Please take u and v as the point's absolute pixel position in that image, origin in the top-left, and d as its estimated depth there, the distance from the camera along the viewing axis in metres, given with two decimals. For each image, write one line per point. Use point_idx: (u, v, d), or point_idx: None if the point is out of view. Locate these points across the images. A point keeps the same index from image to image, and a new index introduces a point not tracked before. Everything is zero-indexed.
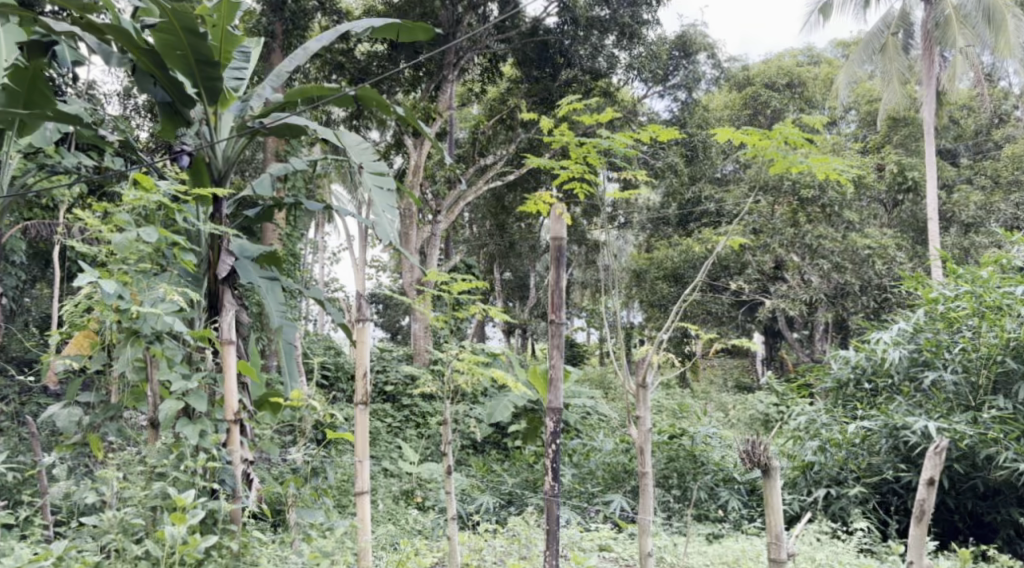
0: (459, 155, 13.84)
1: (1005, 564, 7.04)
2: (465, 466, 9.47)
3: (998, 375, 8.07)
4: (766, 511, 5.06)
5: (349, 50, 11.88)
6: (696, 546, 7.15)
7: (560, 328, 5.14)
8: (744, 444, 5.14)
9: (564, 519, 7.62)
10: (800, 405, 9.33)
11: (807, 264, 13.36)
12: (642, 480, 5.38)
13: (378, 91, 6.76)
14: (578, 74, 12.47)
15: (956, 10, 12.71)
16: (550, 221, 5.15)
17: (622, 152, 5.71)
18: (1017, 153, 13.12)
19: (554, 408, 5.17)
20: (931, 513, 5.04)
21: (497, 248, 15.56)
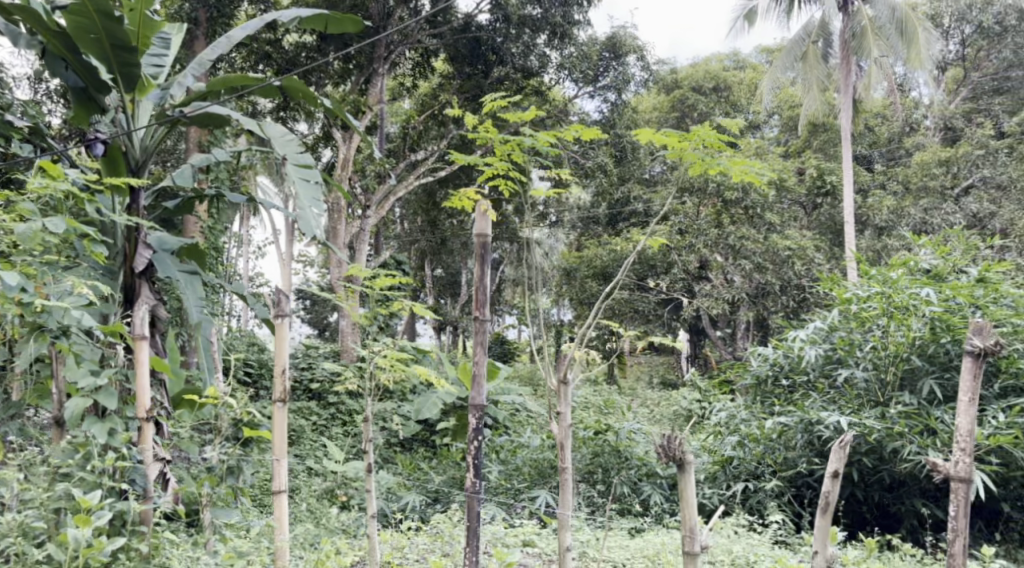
0: (389, 150, 13.86)
1: (908, 552, 7.39)
2: (391, 464, 9.53)
3: (905, 371, 8.39)
4: (681, 505, 5.25)
5: (275, 40, 11.77)
6: (617, 540, 7.35)
7: (485, 324, 5.19)
8: (660, 440, 5.33)
9: (489, 516, 7.73)
10: (721, 401, 9.62)
11: (730, 264, 13.71)
12: (562, 475, 5.48)
13: (303, 82, 6.77)
14: (510, 72, 12.57)
15: (871, 21, 13.21)
16: (475, 218, 5.16)
17: (545, 151, 5.69)
18: (927, 160, 13.67)
19: (478, 405, 5.22)
20: (835, 505, 5.52)
21: (428, 244, 15.67)
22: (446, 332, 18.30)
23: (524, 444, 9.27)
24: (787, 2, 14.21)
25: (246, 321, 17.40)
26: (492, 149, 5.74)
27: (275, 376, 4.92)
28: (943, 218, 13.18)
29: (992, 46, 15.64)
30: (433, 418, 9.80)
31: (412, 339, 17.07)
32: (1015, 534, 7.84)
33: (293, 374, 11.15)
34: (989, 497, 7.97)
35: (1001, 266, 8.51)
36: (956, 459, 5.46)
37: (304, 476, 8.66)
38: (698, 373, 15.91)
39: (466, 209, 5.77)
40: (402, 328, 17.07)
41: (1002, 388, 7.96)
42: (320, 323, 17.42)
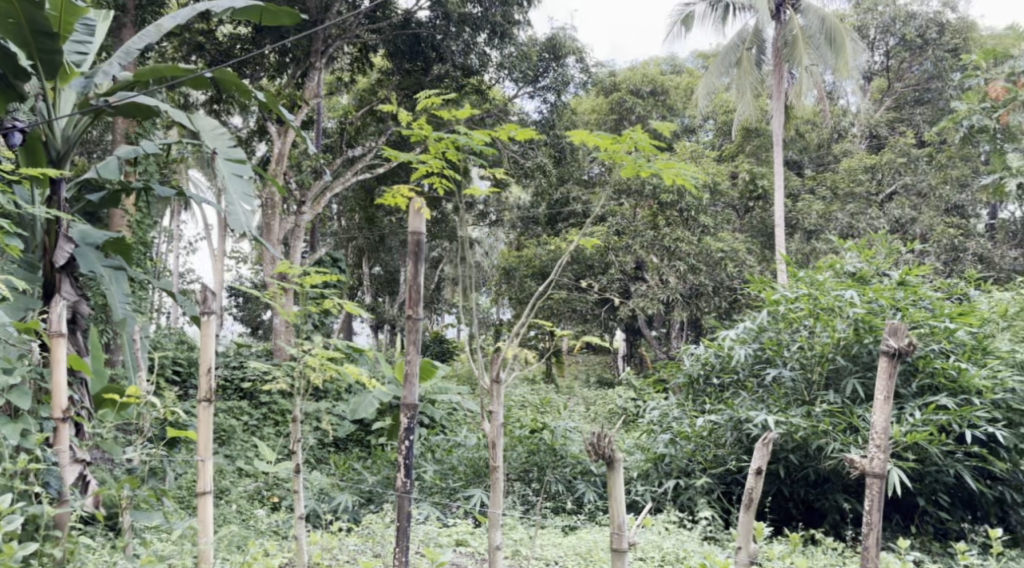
0: (326, 145, 13.80)
1: (830, 547, 7.64)
2: (323, 464, 9.50)
3: (829, 371, 8.63)
4: (609, 502, 5.37)
5: (208, 30, 11.74)
6: (550, 538, 7.42)
7: (418, 322, 5.22)
8: (590, 438, 5.44)
9: (422, 515, 7.74)
10: (654, 399, 9.78)
11: (665, 264, 13.81)
12: (493, 474, 5.55)
13: (236, 76, 6.75)
14: (450, 70, 12.57)
15: (802, 30, 13.58)
16: (409, 216, 5.21)
17: (479, 149, 5.62)
18: (855, 166, 13.95)
19: (410, 404, 5.27)
20: (758, 501, 5.78)
21: (366, 241, 15.64)
22: (383, 330, 18.25)
23: (459, 443, 9.28)
24: (722, 10, 14.51)
25: (177, 317, 17.12)
26: (427, 147, 5.65)
27: (201, 375, 4.94)
28: (868, 223, 13.59)
29: (914, 58, 16.12)
30: (369, 418, 9.82)
31: (347, 337, 16.95)
32: (930, 527, 8.16)
33: (224, 373, 11.03)
34: (906, 492, 8.26)
35: (920, 270, 8.78)
36: (871, 456, 5.68)
37: (233, 477, 8.60)
38: (634, 373, 16.14)
39: (401, 206, 5.70)
40: (337, 326, 16.95)
41: (919, 387, 8.21)
42: (253, 320, 17.18)
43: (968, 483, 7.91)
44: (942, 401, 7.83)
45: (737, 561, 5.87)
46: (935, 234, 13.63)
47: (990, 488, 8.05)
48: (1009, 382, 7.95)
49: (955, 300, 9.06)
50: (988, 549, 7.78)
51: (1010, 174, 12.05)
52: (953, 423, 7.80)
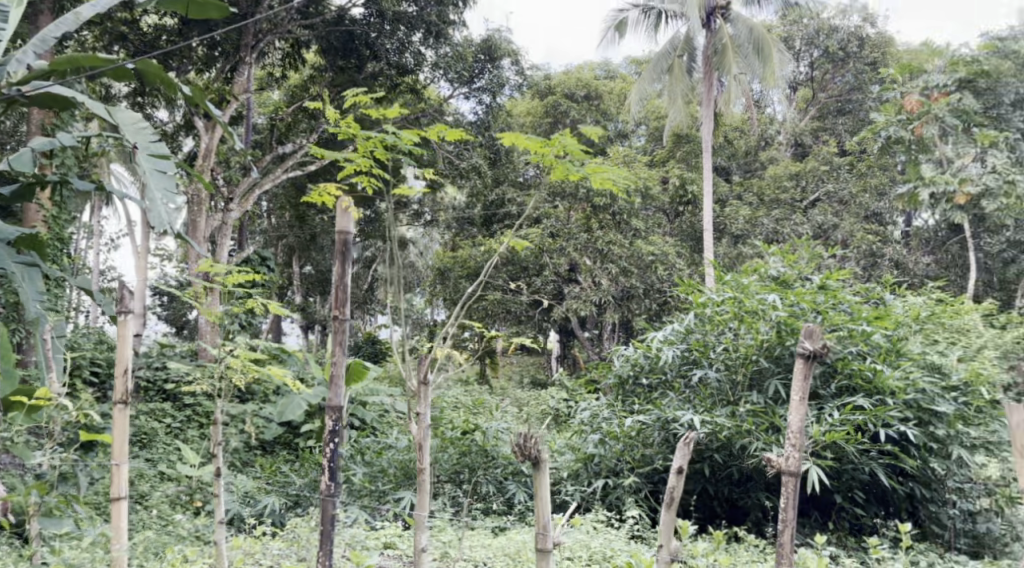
0: (256, 141, 13.67)
1: (753, 543, 7.99)
2: (249, 467, 9.45)
3: (753, 372, 8.86)
4: (535, 502, 5.50)
5: (132, 20, 11.52)
6: (480, 539, 7.50)
7: (345, 323, 5.29)
8: (518, 438, 5.57)
9: (351, 518, 7.78)
10: (585, 400, 9.91)
11: (597, 267, 14.01)
12: (420, 475, 5.63)
13: (160, 69, 6.73)
14: (385, 68, 12.37)
15: (731, 40, 13.92)
16: (337, 215, 5.27)
17: (409, 149, 5.64)
18: (780, 173, 14.50)
19: (336, 407, 5.33)
20: (679, 500, 5.99)
21: (297, 239, 15.49)
22: (314, 331, 18.14)
23: (389, 446, 9.28)
24: (655, 17, 14.70)
25: (97, 317, 16.80)
26: (356, 146, 5.61)
27: (117, 375, 4.99)
28: (792, 229, 14.06)
29: (837, 71, 16.60)
30: (297, 420, 9.82)
31: (277, 337, 16.81)
32: (845, 523, 8.47)
33: (147, 374, 10.88)
34: (824, 490, 8.56)
35: (839, 274, 9.10)
36: (786, 454, 5.92)
37: (154, 482, 8.54)
38: (567, 374, 16.31)
39: (326, 203, 5.77)
40: (267, 327, 16.79)
41: (839, 388, 8.51)
42: (178, 320, 16.90)
43: (881, 480, 8.25)
44: (858, 402, 8.15)
45: (659, 559, 6.06)
46: (855, 240, 14.11)
47: (902, 485, 8.37)
48: (920, 383, 8.25)
49: (872, 304, 9.40)
50: (898, 543, 8.14)
51: (925, 183, 12.58)
52: (868, 423, 8.10)
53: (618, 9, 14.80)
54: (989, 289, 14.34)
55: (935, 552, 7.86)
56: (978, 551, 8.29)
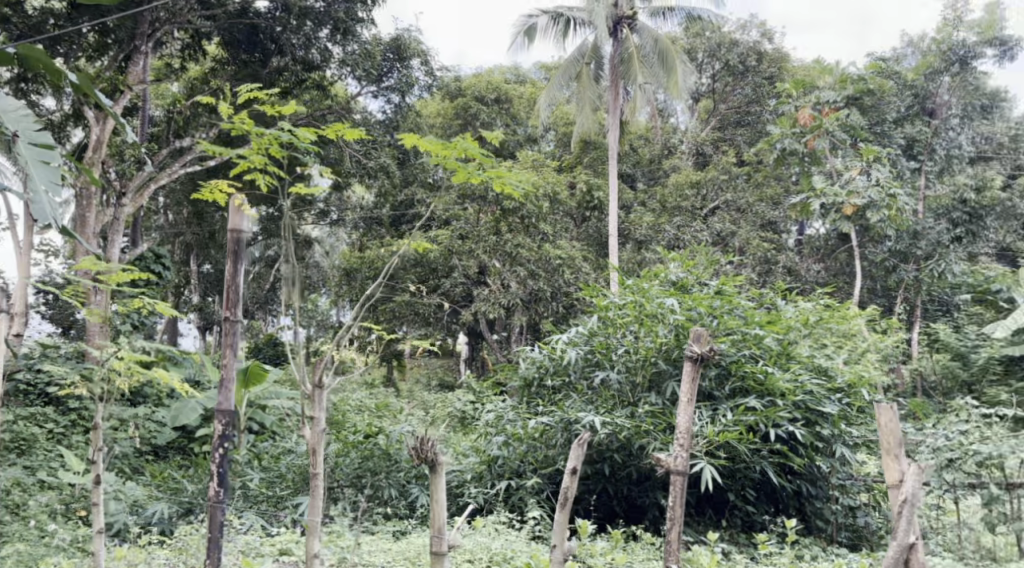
0: (154, 134, 13.31)
1: (649, 541, 8.19)
2: (138, 474, 9.25)
3: (652, 374, 9.06)
4: (431, 506, 5.57)
5: (17, 3, 11.02)
6: (380, 544, 7.41)
7: (237, 324, 5.30)
8: (414, 443, 5.64)
9: (246, 525, 7.69)
10: (490, 402, 10.01)
11: (506, 269, 14.09)
12: (314, 480, 5.57)
13: (44, 54, 6.16)
14: (290, 63, 12.18)
15: (637, 49, 14.37)
16: (231, 212, 5.26)
17: (305, 147, 5.59)
18: (681, 182, 14.96)
19: (226, 410, 5.31)
20: (573, 499, 6.14)
21: (195, 237, 15.22)
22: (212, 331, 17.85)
23: (287, 451, 9.24)
24: (564, 24, 14.86)
25: None
26: (249, 142, 5.55)
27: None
28: (692, 236, 14.47)
29: (737, 83, 17.12)
30: (193, 425, 9.74)
31: (174, 338, 16.50)
32: (738, 520, 8.77)
33: (30, 377, 10.54)
34: (718, 489, 8.84)
35: (734, 281, 9.39)
36: (676, 455, 6.18)
37: (33, 492, 8.30)
38: (474, 376, 16.44)
39: (218, 201, 5.79)
40: (163, 327, 16.41)
41: (732, 389, 8.79)
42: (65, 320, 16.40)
43: (771, 479, 8.57)
44: (750, 403, 8.46)
45: (552, 558, 6.20)
46: (751, 247, 14.54)
47: (790, 482, 8.73)
48: (808, 384, 8.61)
49: (764, 308, 9.78)
50: (785, 539, 8.46)
51: (816, 194, 13.06)
52: (760, 423, 8.42)
53: (527, 14, 14.84)
54: (875, 296, 14.98)
55: (819, 546, 8.20)
56: (858, 544, 8.69)
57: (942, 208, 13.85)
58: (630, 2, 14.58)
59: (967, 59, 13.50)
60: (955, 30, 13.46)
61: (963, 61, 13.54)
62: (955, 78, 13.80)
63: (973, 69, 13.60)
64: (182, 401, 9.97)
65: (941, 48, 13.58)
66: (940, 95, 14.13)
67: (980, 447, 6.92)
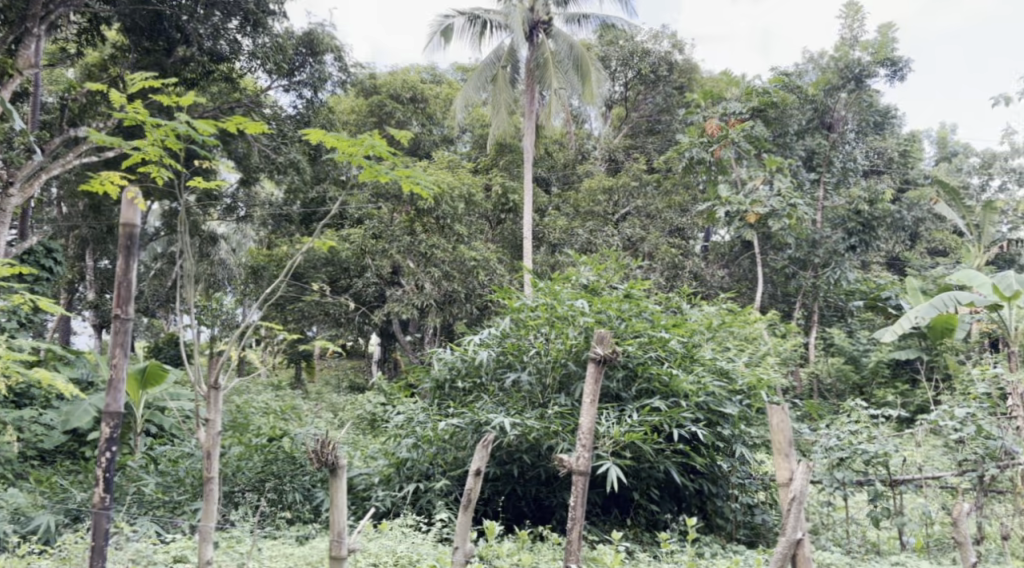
0: (48, 122, 12.81)
1: (556, 542, 8.23)
2: (22, 480, 8.93)
3: (562, 376, 9.19)
4: (330, 509, 5.57)
5: None
6: (280, 548, 7.19)
7: (127, 322, 5.34)
8: (314, 446, 5.67)
9: (138, 529, 7.49)
10: (401, 404, 9.98)
11: (420, 271, 13.94)
12: (207, 484, 5.54)
13: None
14: (195, 54, 11.89)
15: (552, 55, 14.52)
16: (123, 206, 5.30)
17: (203, 139, 5.53)
18: (594, 187, 15.17)
19: (114, 411, 5.41)
20: (476, 499, 6.23)
21: (91, 231, 14.47)
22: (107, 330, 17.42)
23: (185, 454, 8.80)
24: (480, 26, 14.94)
25: None
26: (144, 133, 5.47)
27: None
28: (604, 240, 14.72)
29: (648, 91, 17.50)
30: (84, 427, 9.50)
31: (67, 338, 16.06)
32: (642, 520, 8.90)
33: None
34: (622, 488, 9.00)
35: (642, 285, 9.60)
36: (577, 455, 6.34)
37: None
38: (384, 377, 16.42)
39: (109, 191, 5.89)
40: (55, 327, 15.95)
41: (638, 390, 9.02)
42: None
43: (674, 478, 8.77)
44: (655, 403, 8.64)
45: (453, 561, 6.26)
46: (659, 253, 14.81)
47: (692, 482, 8.94)
48: (710, 386, 8.82)
49: (670, 312, 10.04)
50: (686, 537, 8.66)
51: (722, 202, 13.39)
52: (664, 423, 8.60)
53: (443, 14, 14.83)
54: (775, 302, 15.42)
55: (718, 544, 8.44)
56: (755, 540, 8.93)
57: (838, 218, 14.32)
58: (546, 7, 14.80)
59: (862, 78, 14.17)
60: (851, 49, 14.25)
61: (858, 79, 14.20)
62: (852, 95, 14.46)
63: (867, 87, 14.28)
64: (72, 403, 9.71)
65: (839, 65, 14.25)
66: (837, 110, 14.73)
67: (867, 447, 7.19)
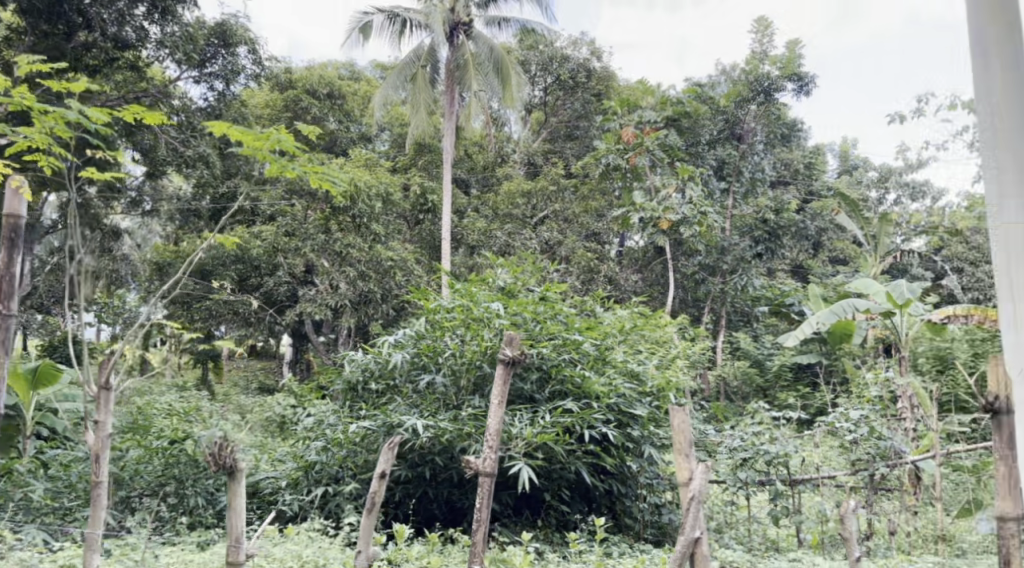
0: None
1: (466, 544, 8.22)
2: None
3: (476, 378, 9.14)
4: (228, 514, 5.46)
5: None
6: (178, 554, 7.00)
7: (10, 319, 5.24)
8: (213, 449, 5.53)
9: (26, 537, 7.21)
10: (311, 406, 9.82)
11: (335, 269, 13.79)
12: (95, 489, 5.37)
13: None
14: (98, 39, 11.18)
15: (472, 57, 14.64)
16: (7, 196, 5.08)
17: (94, 127, 5.34)
18: (513, 190, 15.48)
19: None
20: (380, 503, 6.16)
21: None
22: None
23: (79, 459, 8.55)
24: (400, 25, 14.82)
25: None
26: (31, 119, 5.29)
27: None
28: (522, 243, 14.78)
29: (567, 97, 17.67)
30: None
31: None
32: (552, 520, 8.94)
33: None
34: (534, 488, 9.02)
35: (557, 287, 9.59)
36: (485, 456, 6.33)
37: None
38: (296, 378, 16.25)
39: None
40: None
41: (551, 392, 9.08)
42: None
43: (584, 479, 8.85)
44: (567, 405, 8.68)
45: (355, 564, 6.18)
46: (575, 257, 14.94)
47: (602, 482, 9.05)
48: (621, 387, 8.97)
49: (583, 315, 10.11)
50: (594, 536, 8.72)
51: (636, 208, 13.84)
52: (575, 425, 8.64)
53: (363, 11, 14.64)
54: (685, 306, 15.71)
55: (626, 543, 8.50)
56: (662, 539, 9.05)
57: (746, 226, 14.68)
58: (466, 9, 14.88)
59: (771, 91, 14.46)
60: (761, 63, 14.55)
61: (767, 92, 14.53)
62: (761, 107, 14.70)
63: (775, 100, 14.52)
64: None
65: (749, 78, 14.52)
66: (747, 122, 15.03)
67: (769, 446, 7.55)
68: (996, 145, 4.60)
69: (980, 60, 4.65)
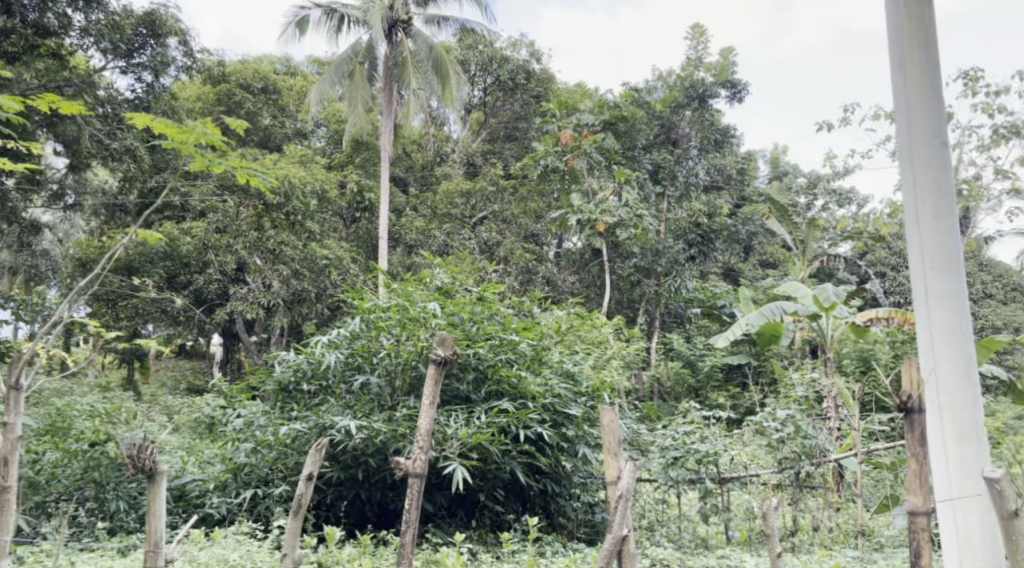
0: None
1: (398, 546, 8.13)
2: None
3: (412, 378, 9.03)
4: (148, 519, 5.29)
5: None
6: (95, 560, 6.80)
7: None
8: (131, 452, 5.38)
9: None
10: (240, 407, 9.60)
11: (268, 267, 13.60)
12: (3, 494, 5.18)
13: None
14: (18, 26, 10.96)
15: (411, 55, 14.51)
16: None
17: (5, 114, 5.17)
18: (452, 189, 15.25)
19: None
20: (307, 505, 6.03)
21: None
22: None
23: None
24: (337, 20, 14.66)
25: None
26: None
27: None
28: (460, 243, 14.75)
29: (506, 98, 17.64)
30: None
31: None
32: (487, 520, 8.88)
33: None
34: (469, 489, 8.94)
35: (495, 288, 9.53)
36: (415, 456, 6.25)
37: None
38: (227, 378, 15.96)
39: None
40: None
41: (488, 392, 9.01)
42: None
43: (519, 479, 8.81)
44: (503, 405, 8.61)
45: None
46: (513, 257, 14.91)
47: (536, 482, 9.03)
48: (556, 388, 8.98)
49: (520, 315, 10.07)
50: (527, 536, 8.70)
51: (573, 211, 13.69)
52: (511, 425, 8.60)
53: (299, 6, 14.47)
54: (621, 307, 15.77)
55: (558, 542, 8.47)
56: (594, 538, 9.06)
57: (681, 229, 14.83)
58: (404, 7, 14.74)
59: (705, 97, 14.67)
60: (696, 69, 14.77)
61: (701, 99, 14.70)
62: (695, 113, 14.94)
63: (710, 106, 14.81)
64: None
65: (684, 84, 14.66)
66: (682, 127, 15.20)
67: (699, 447, 7.43)
68: (910, 156, 5.76)
69: (900, 76, 5.82)
